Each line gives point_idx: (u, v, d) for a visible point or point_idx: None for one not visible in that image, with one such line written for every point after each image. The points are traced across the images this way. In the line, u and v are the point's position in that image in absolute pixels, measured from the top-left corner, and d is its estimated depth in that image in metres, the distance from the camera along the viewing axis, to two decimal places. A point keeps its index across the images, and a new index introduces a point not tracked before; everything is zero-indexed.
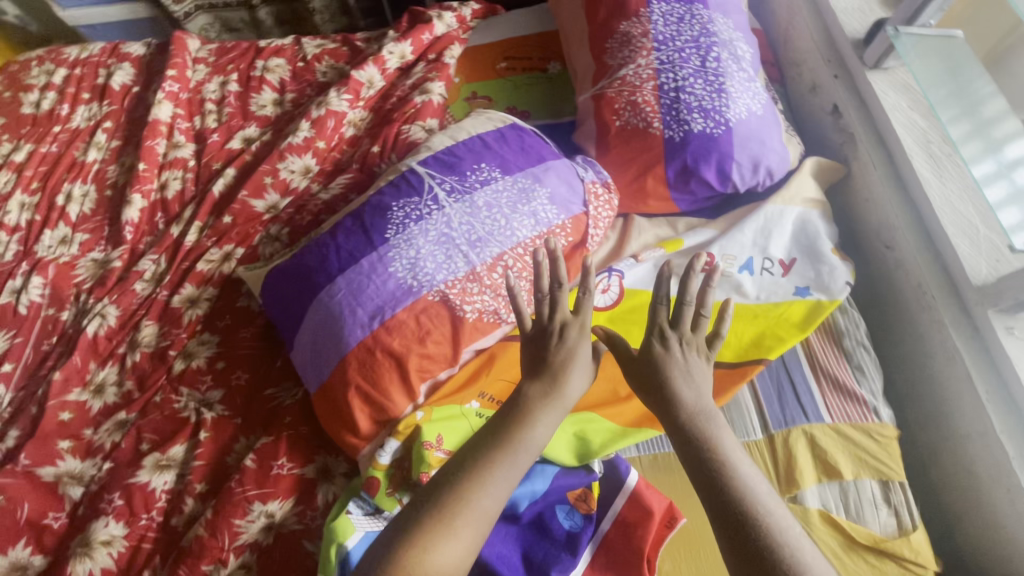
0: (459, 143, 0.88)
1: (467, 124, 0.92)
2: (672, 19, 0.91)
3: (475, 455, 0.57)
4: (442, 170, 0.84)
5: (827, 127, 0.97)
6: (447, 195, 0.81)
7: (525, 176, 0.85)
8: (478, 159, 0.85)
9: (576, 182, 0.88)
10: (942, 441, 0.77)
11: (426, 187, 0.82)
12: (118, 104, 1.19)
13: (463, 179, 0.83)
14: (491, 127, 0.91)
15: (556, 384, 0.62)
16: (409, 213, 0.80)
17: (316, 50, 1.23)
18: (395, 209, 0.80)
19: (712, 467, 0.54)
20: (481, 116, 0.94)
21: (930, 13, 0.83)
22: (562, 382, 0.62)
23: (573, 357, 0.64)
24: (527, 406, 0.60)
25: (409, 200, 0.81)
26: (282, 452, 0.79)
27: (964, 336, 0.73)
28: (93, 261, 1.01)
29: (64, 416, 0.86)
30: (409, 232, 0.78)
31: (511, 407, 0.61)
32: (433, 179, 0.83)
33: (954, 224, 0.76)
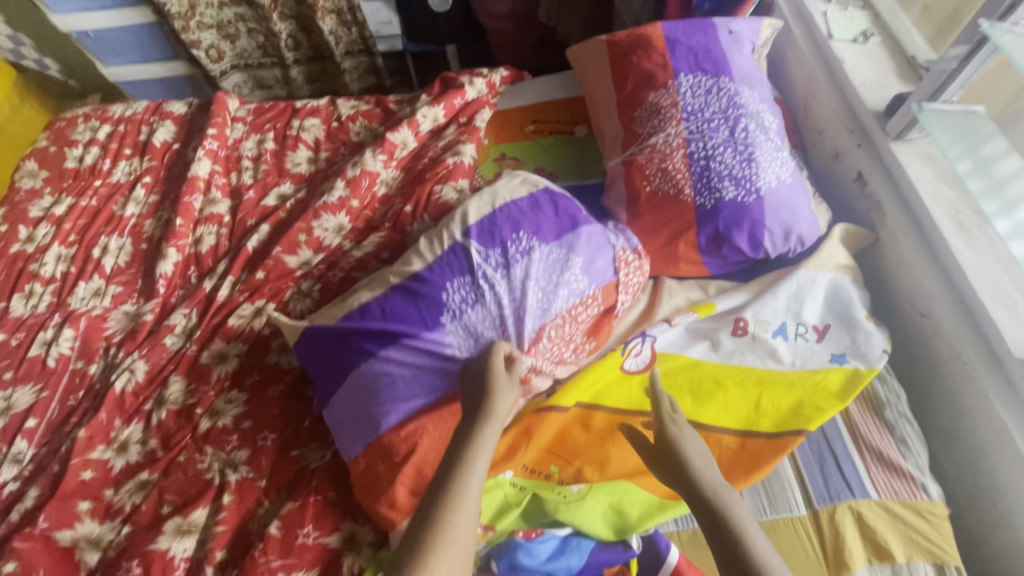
0: (498, 210, 0.86)
1: (500, 185, 0.90)
2: (699, 91, 0.95)
3: (445, 465, 0.61)
4: (489, 245, 0.83)
5: (853, 194, 0.99)
6: (493, 271, 0.81)
7: (565, 248, 0.85)
8: (518, 229, 0.84)
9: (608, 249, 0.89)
10: (997, 523, 0.73)
11: (478, 267, 0.81)
12: (158, 160, 1.23)
13: (507, 254, 0.82)
14: (526, 193, 0.89)
15: (490, 393, 0.67)
16: (464, 296, 0.79)
17: (350, 111, 1.28)
18: (449, 291, 0.79)
19: (746, 554, 0.52)
20: (513, 176, 0.93)
21: (952, 91, 0.86)
22: (490, 401, 0.66)
23: (502, 373, 0.70)
24: (478, 413, 0.65)
25: (459, 279, 0.80)
26: (308, 519, 0.77)
27: (1012, 409, 0.71)
28: (125, 314, 1.02)
29: (86, 475, 0.85)
30: (467, 318, 0.78)
31: (465, 420, 0.66)
32: (478, 254, 0.82)
33: (991, 295, 0.76)
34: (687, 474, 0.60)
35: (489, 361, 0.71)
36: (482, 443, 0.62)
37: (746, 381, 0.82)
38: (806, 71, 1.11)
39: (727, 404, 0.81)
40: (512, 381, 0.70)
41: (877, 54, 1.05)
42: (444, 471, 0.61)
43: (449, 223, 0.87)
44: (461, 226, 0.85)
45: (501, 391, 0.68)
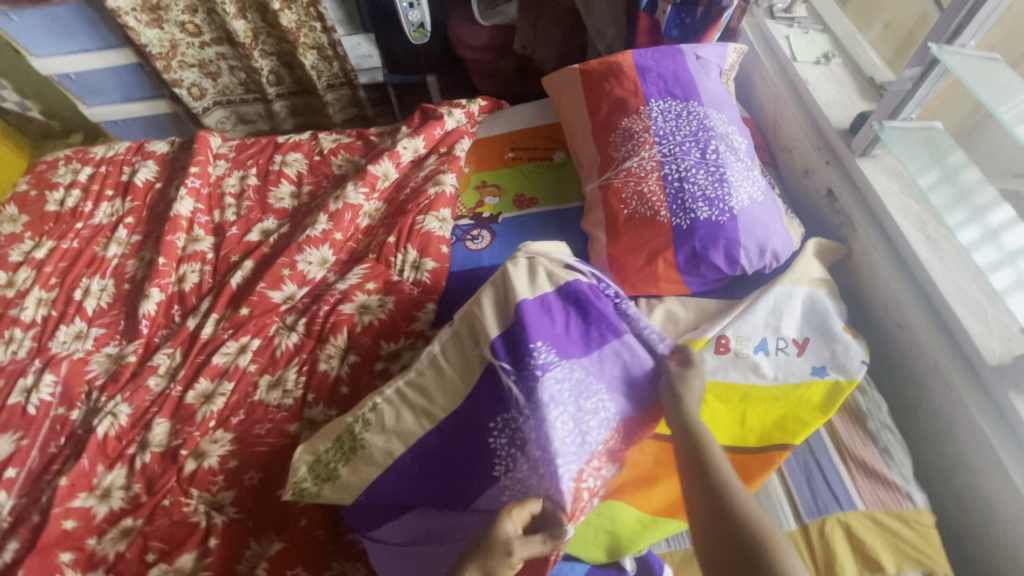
0: (522, 313, 0.71)
1: (518, 282, 0.75)
2: (670, 116, 0.98)
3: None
4: (522, 367, 0.68)
5: (824, 208, 1.02)
6: (526, 400, 0.66)
7: (603, 359, 0.72)
8: (556, 335, 0.71)
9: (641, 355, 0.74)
10: (984, 529, 0.74)
11: (513, 396, 0.67)
12: (140, 200, 1.23)
13: (536, 370, 0.67)
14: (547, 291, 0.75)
15: (475, 561, 0.58)
16: (510, 438, 0.66)
17: (332, 144, 1.30)
18: (493, 431, 0.68)
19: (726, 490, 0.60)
20: (533, 265, 0.78)
21: (910, 108, 0.90)
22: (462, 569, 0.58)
23: (502, 542, 0.58)
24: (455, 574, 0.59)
25: (503, 415, 0.67)
26: (297, 559, 0.77)
27: (988, 415, 0.73)
28: (108, 356, 1.02)
29: (68, 524, 0.83)
30: (517, 464, 0.65)
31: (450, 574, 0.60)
32: (508, 378, 0.68)
33: (960, 303, 0.79)
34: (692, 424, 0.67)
35: (492, 531, 0.59)
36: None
37: (731, 397, 0.83)
38: (773, 94, 1.16)
39: (714, 420, 0.81)
40: (511, 548, 0.58)
41: (839, 75, 1.09)
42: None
43: (469, 335, 0.74)
44: (483, 340, 0.71)
45: (486, 564, 0.58)
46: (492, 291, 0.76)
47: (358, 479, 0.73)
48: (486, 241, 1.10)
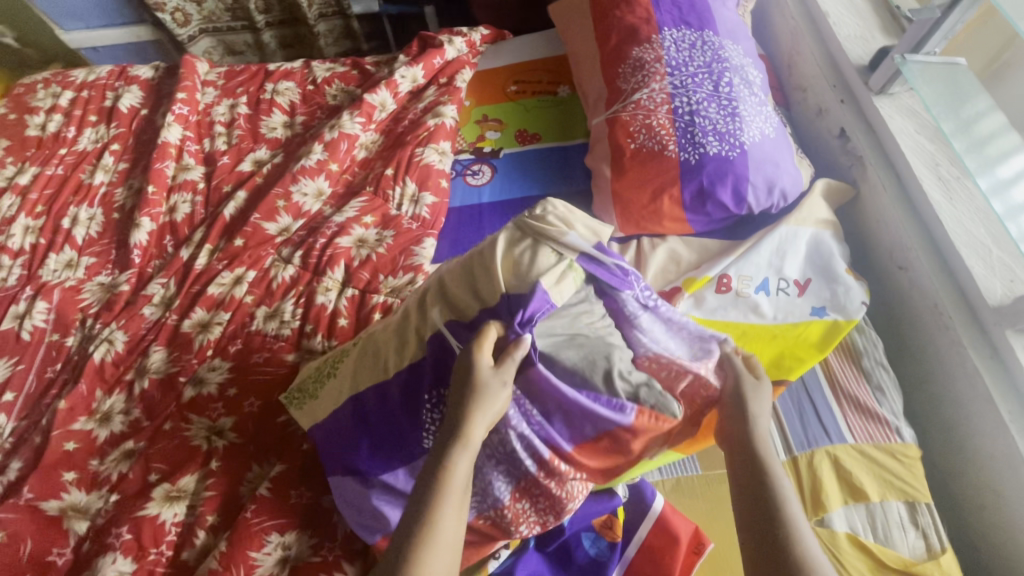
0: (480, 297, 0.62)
1: (498, 252, 0.62)
2: (684, 45, 0.93)
3: (411, 516, 0.51)
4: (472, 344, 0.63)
5: (835, 150, 0.99)
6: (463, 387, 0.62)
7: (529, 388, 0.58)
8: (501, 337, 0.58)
9: (604, 399, 0.57)
10: (965, 464, 0.77)
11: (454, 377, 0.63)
12: (126, 127, 1.18)
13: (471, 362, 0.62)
14: (521, 268, 0.59)
15: (474, 405, 0.53)
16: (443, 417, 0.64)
17: (326, 73, 1.23)
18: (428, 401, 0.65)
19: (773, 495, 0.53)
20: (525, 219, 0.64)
21: (935, 42, 0.87)
22: (467, 420, 0.53)
23: (491, 375, 0.54)
24: (456, 427, 0.53)
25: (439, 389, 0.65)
26: (298, 482, 0.79)
27: (983, 356, 0.73)
28: (100, 285, 1.00)
29: (70, 446, 0.84)
30: None
31: (446, 428, 0.54)
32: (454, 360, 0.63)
33: (967, 246, 0.78)
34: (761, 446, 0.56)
35: (472, 369, 0.54)
36: (456, 473, 0.52)
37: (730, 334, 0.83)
38: (790, 28, 1.10)
39: None
40: (502, 378, 0.54)
41: (861, 8, 1.04)
42: (422, 487, 0.52)
43: (433, 294, 0.66)
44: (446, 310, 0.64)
45: (490, 402, 0.53)
46: (471, 259, 0.65)
47: (333, 401, 0.71)
48: (487, 177, 1.07)
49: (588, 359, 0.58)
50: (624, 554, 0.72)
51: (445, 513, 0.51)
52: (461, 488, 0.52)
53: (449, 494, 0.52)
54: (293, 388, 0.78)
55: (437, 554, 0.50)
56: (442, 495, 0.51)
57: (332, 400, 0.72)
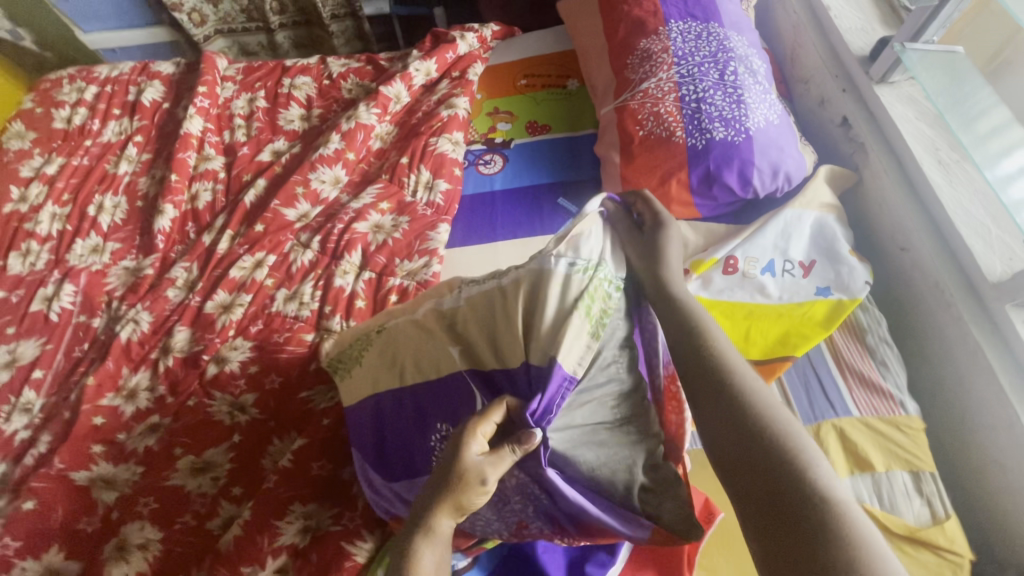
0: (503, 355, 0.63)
1: (521, 302, 0.62)
2: (690, 36, 0.96)
3: None
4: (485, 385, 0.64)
5: (838, 138, 1.02)
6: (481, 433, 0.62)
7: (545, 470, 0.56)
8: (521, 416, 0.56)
9: (620, 512, 0.57)
10: (968, 438, 0.79)
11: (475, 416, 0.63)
12: (148, 119, 1.22)
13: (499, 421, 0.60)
14: (548, 331, 0.60)
15: (449, 494, 0.51)
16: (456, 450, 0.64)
17: (341, 68, 1.27)
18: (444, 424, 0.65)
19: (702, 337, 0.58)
20: (561, 260, 0.63)
21: (933, 31, 0.90)
22: (437, 509, 0.52)
23: (475, 464, 0.52)
24: (427, 517, 0.52)
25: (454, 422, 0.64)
26: (319, 454, 0.81)
27: (983, 330, 0.76)
28: (125, 269, 1.03)
29: (98, 420, 0.87)
30: None
31: (416, 512, 0.53)
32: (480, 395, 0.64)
33: (966, 224, 0.80)
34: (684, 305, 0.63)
35: (458, 460, 0.52)
36: (419, 565, 0.50)
37: (736, 314, 0.85)
38: (793, 21, 1.14)
39: None
40: (484, 471, 0.52)
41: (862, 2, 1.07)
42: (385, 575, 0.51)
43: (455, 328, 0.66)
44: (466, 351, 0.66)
45: (463, 495, 0.51)
46: (491, 302, 0.64)
47: (355, 394, 0.74)
48: (499, 166, 1.10)
49: (608, 465, 0.57)
50: None
51: None
52: None
53: None
54: (333, 356, 0.80)
55: None
56: None
57: (355, 380, 0.74)
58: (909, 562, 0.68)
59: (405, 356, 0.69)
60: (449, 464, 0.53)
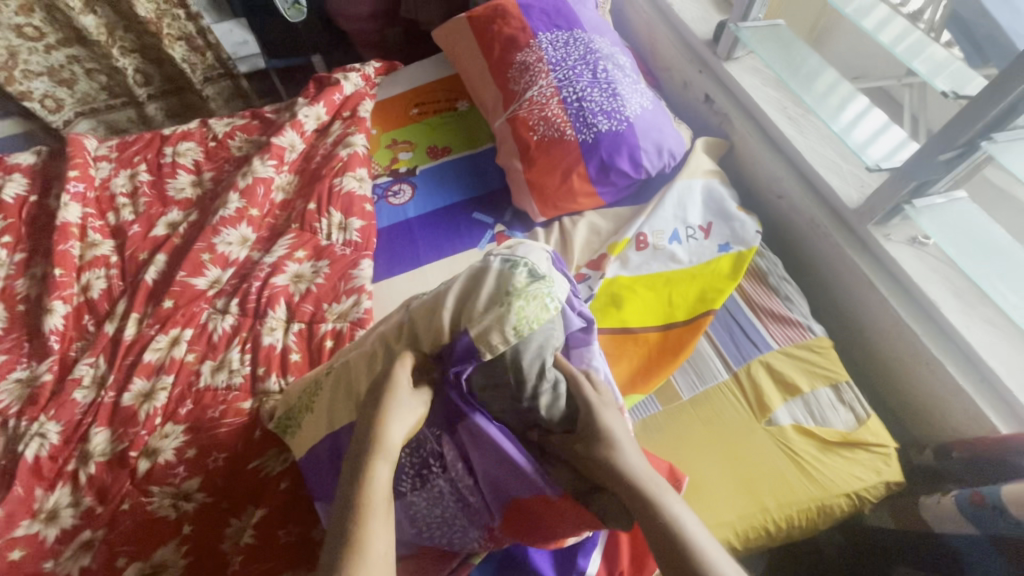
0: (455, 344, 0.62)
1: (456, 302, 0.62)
2: (559, 44, 1.04)
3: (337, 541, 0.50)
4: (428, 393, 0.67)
5: (704, 113, 1.15)
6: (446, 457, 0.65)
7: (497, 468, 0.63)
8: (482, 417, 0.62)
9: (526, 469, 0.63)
10: (869, 344, 0.90)
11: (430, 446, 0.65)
12: (14, 216, 1.11)
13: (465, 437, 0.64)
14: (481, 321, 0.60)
15: (388, 412, 0.57)
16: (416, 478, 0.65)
17: (225, 128, 1.24)
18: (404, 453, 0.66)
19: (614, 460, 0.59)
20: (496, 258, 0.64)
21: (757, 10, 1.02)
22: (382, 425, 0.56)
23: (408, 390, 0.60)
24: (373, 438, 0.56)
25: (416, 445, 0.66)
26: (285, 519, 0.77)
27: (857, 250, 0.88)
28: (17, 382, 0.92)
29: (15, 554, 0.76)
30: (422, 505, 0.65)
31: (357, 447, 0.56)
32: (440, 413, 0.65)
33: (823, 165, 0.93)
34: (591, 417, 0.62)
35: (388, 383, 0.59)
36: (375, 481, 0.53)
37: (657, 284, 0.92)
38: (644, 19, 1.26)
39: (645, 306, 0.90)
40: (416, 399, 0.60)
41: None
42: (340, 516, 0.51)
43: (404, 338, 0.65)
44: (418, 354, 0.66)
45: (401, 403, 0.58)
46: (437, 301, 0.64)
47: (312, 437, 0.71)
48: (409, 195, 1.12)
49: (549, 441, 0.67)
50: None
51: (374, 526, 0.51)
52: (383, 498, 0.53)
53: (372, 506, 0.52)
54: (280, 415, 0.77)
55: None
56: (364, 504, 0.52)
57: (307, 430, 0.72)
58: (849, 464, 0.77)
59: (357, 383, 0.68)
60: (381, 389, 0.59)
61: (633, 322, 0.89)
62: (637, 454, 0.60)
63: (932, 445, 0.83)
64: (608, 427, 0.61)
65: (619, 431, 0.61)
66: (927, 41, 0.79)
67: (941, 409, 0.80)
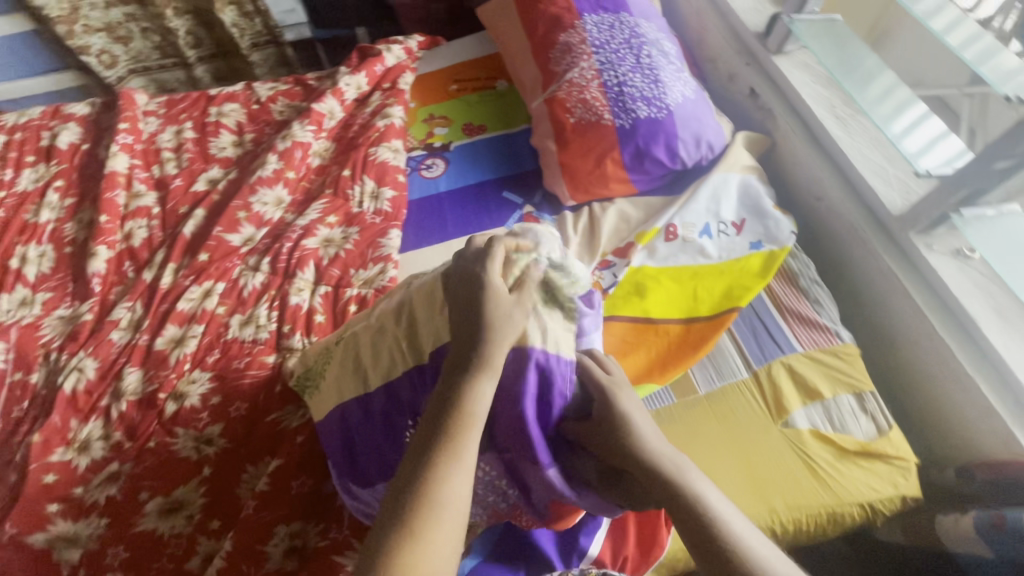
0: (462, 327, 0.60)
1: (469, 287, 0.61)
2: (604, 27, 1.03)
3: (433, 439, 0.53)
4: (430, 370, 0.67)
5: (749, 108, 1.12)
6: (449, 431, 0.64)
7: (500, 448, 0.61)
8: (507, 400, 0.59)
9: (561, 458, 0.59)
10: (898, 356, 0.87)
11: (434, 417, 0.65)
12: (67, 163, 1.16)
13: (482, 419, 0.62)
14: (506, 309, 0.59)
15: (495, 335, 0.56)
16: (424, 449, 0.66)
17: (269, 92, 1.26)
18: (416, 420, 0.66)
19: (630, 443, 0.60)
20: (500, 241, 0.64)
21: (814, 2, 0.99)
22: (489, 346, 0.56)
23: (511, 299, 0.58)
24: (458, 396, 0.54)
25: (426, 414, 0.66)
26: (297, 471, 0.80)
27: (896, 258, 0.85)
28: (60, 318, 0.98)
29: (49, 478, 0.81)
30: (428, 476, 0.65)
31: (459, 358, 0.56)
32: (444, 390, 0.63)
33: (868, 169, 0.90)
34: (603, 400, 0.62)
35: (491, 290, 0.58)
36: (479, 397, 0.54)
37: (683, 276, 0.91)
38: (694, 7, 1.23)
39: (668, 298, 0.89)
40: (521, 307, 0.59)
41: None
42: (440, 419, 0.53)
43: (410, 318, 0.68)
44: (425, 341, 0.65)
45: (511, 329, 0.57)
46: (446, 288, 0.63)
47: (327, 401, 0.73)
48: (441, 169, 1.12)
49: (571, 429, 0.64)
50: None
51: (469, 435, 0.53)
52: (482, 412, 0.55)
53: (474, 417, 0.54)
54: (300, 375, 0.79)
55: (459, 478, 0.51)
56: (464, 414, 0.53)
57: (323, 393, 0.74)
58: (865, 474, 0.75)
59: (366, 353, 0.70)
60: (480, 340, 0.56)
61: (654, 314, 0.88)
62: (653, 436, 0.61)
63: (953, 466, 0.80)
64: (622, 410, 0.62)
65: (632, 412, 0.62)
66: (999, 47, 0.73)
67: (969, 429, 0.77)
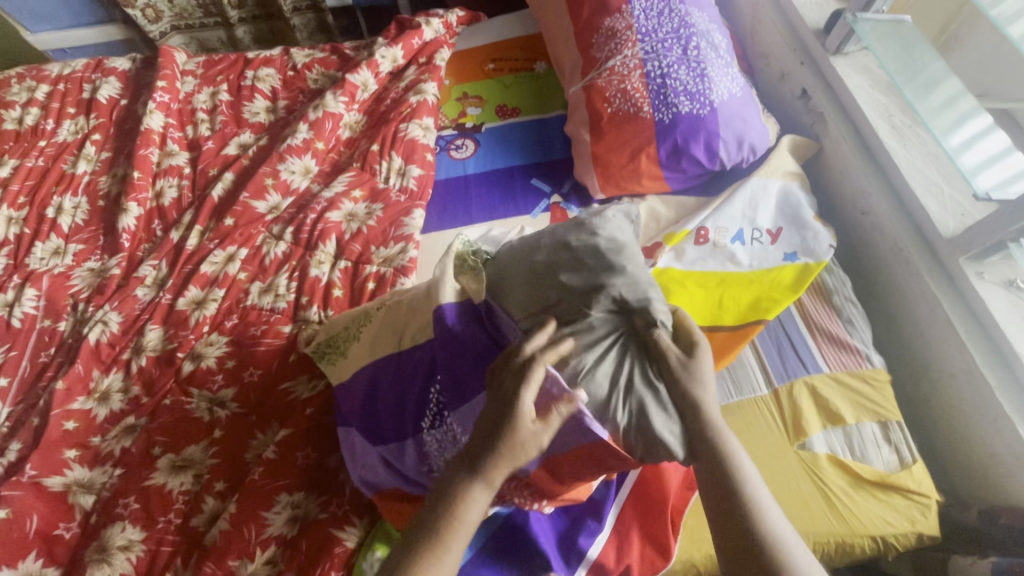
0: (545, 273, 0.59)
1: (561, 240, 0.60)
2: (652, 13, 0.98)
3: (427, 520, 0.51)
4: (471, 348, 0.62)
5: (799, 110, 1.06)
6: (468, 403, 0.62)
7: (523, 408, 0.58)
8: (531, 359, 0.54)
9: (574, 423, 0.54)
10: (931, 386, 0.83)
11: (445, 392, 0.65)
12: (106, 117, 1.18)
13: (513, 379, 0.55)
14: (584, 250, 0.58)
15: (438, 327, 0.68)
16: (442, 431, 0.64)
17: (305, 59, 1.25)
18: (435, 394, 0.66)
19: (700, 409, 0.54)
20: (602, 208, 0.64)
21: (882, 1, 0.92)
22: (518, 418, 0.51)
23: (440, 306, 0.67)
24: (456, 496, 0.51)
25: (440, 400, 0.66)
26: (305, 442, 0.81)
27: (941, 284, 0.79)
28: (90, 270, 1.00)
29: (69, 425, 0.84)
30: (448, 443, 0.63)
31: (481, 445, 0.52)
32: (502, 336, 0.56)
33: (921, 185, 0.84)
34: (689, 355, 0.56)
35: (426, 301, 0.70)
36: (472, 507, 0.51)
37: (709, 283, 0.86)
38: None
39: (693, 303, 0.85)
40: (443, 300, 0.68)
41: None
42: (437, 500, 0.52)
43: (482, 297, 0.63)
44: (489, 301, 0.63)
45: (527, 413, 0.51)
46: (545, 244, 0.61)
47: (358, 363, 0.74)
48: (471, 150, 1.10)
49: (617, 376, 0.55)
50: (618, 496, 0.75)
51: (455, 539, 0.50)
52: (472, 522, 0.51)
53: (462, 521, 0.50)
54: (319, 341, 0.79)
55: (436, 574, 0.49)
56: (457, 509, 0.51)
57: (353, 361, 0.74)
58: (882, 507, 0.72)
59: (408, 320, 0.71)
60: (507, 427, 0.51)
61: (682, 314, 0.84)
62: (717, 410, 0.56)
63: (978, 506, 0.76)
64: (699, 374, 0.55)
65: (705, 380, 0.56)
66: None
67: (998, 471, 0.73)
